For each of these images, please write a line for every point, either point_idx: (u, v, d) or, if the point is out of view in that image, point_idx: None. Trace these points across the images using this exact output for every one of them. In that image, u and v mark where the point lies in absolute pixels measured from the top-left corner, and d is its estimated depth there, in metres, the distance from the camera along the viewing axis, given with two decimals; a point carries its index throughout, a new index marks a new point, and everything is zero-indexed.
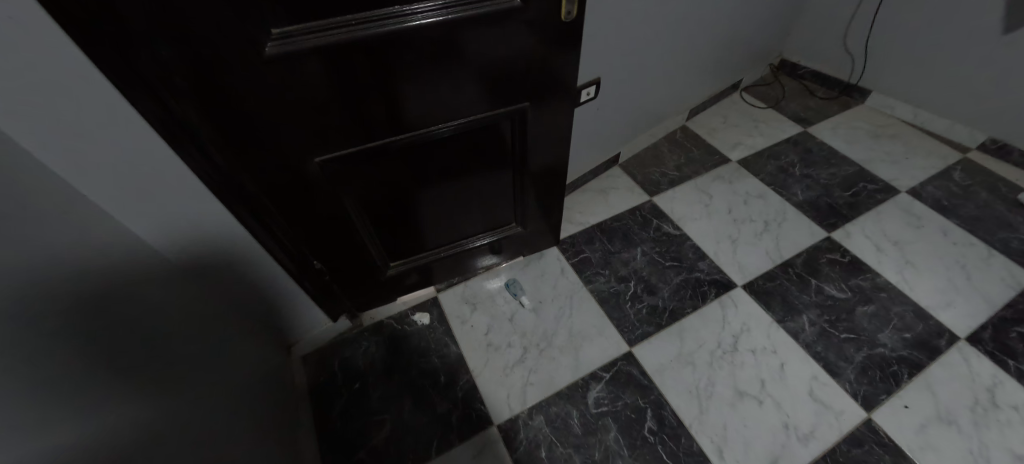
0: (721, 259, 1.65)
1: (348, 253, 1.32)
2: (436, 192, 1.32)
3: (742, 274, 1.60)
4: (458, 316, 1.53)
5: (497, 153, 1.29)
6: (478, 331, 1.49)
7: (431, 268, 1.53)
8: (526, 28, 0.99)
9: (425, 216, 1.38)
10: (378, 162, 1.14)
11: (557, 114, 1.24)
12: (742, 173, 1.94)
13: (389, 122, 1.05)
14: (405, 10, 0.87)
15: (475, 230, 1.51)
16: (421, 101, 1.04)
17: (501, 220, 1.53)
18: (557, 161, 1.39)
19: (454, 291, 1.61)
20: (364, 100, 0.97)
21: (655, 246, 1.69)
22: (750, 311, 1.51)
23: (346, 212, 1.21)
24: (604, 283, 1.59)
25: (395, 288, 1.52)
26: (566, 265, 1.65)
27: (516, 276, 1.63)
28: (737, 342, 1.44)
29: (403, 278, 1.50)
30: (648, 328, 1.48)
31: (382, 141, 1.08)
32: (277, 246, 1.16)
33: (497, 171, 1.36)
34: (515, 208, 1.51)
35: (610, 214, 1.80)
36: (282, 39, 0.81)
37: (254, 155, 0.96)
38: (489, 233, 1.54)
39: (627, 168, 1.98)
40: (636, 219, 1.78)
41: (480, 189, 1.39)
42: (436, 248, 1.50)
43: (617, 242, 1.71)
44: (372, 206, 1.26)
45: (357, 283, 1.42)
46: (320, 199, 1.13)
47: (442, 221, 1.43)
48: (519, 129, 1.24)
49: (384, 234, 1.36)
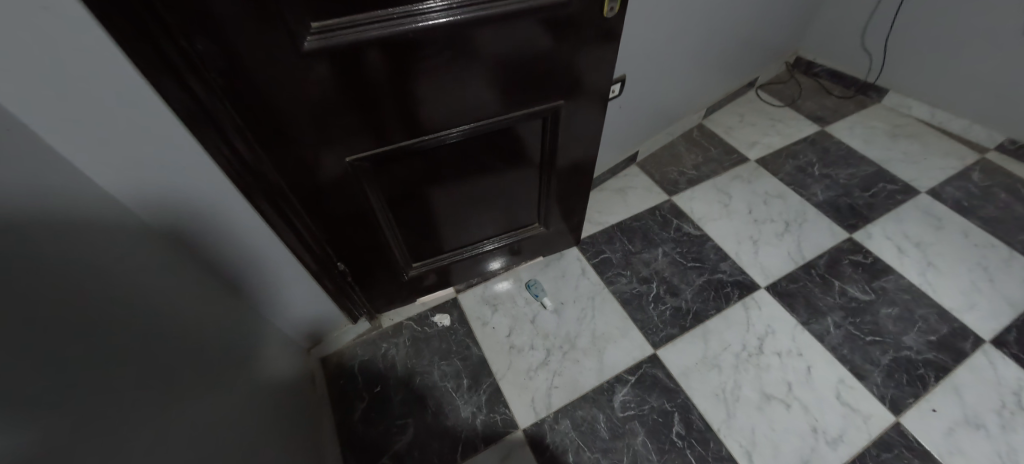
0: (743, 259, 1.64)
1: (369, 255, 1.29)
2: (460, 191, 1.29)
3: (765, 275, 1.59)
4: (478, 317, 1.51)
5: (525, 153, 1.27)
6: (500, 333, 1.47)
7: (451, 268, 1.51)
8: (567, 24, 0.97)
9: (449, 216, 1.35)
10: (406, 162, 1.12)
11: (586, 112, 1.22)
12: (761, 173, 1.92)
13: (420, 120, 1.02)
14: (443, 5, 0.84)
15: (497, 231, 1.49)
16: (453, 99, 1.01)
17: (524, 220, 1.50)
18: (582, 161, 1.37)
19: (474, 292, 1.58)
20: (397, 98, 0.94)
21: (676, 247, 1.67)
22: (774, 312, 1.50)
23: (371, 213, 1.18)
24: (626, 284, 1.57)
25: (414, 289, 1.49)
26: (586, 265, 1.62)
27: (536, 277, 1.60)
28: (762, 344, 1.43)
29: (422, 279, 1.48)
30: (671, 330, 1.47)
31: (412, 140, 1.05)
32: (301, 248, 1.13)
33: (522, 171, 1.33)
34: (538, 209, 1.49)
35: (629, 214, 1.78)
36: (323, 34, 0.78)
37: (283, 154, 0.93)
38: (510, 233, 1.52)
39: (644, 166, 1.96)
40: (657, 219, 1.75)
41: (505, 189, 1.37)
42: (457, 248, 1.47)
43: (637, 241, 1.68)
44: (397, 206, 1.23)
45: (379, 283, 1.39)
46: (347, 199, 1.10)
47: (465, 221, 1.40)
48: (548, 128, 1.21)
49: (406, 234, 1.33)
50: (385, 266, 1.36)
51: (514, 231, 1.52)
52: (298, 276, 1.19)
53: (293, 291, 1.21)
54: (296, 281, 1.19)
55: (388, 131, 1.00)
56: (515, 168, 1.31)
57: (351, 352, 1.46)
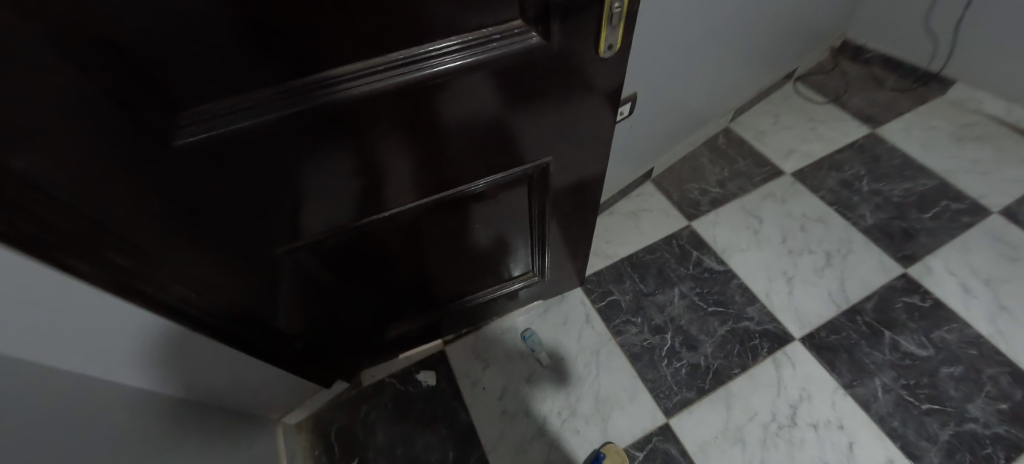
0: (775, 303, 1.41)
1: (336, 324, 1.11)
2: (440, 249, 1.08)
3: (800, 324, 1.37)
4: (467, 375, 1.34)
5: (509, 208, 1.04)
6: (491, 395, 1.31)
7: (438, 322, 1.32)
8: (570, 76, 0.72)
9: (423, 277, 1.15)
10: (367, 235, 0.89)
11: (592, 163, 0.97)
12: (798, 189, 1.65)
13: (378, 193, 0.78)
14: (390, 63, 0.57)
15: (488, 279, 1.29)
16: (420, 166, 0.76)
17: (516, 270, 1.30)
18: (582, 211, 1.15)
19: (464, 344, 1.40)
20: (343, 176, 0.70)
21: (696, 286, 1.45)
22: (811, 373, 1.29)
23: (329, 287, 0.98)
24: (636, 335, 1.37)
25: (395, 345, 1.31)
26: (591, 311, 1.43)
27: (534, 326, 1.41)
28: (795, 413, 1.23)
29: (404, 336, 1.30)
30: (688, 393, 1.27)
31: (370, 213, 0.82)
32: (249, 339, 0.92)
33: (514, 221, 1.10)
34: (532, 259, 1.28)
35: (642, 244, 1.55)
36: (199, 117, 0.52)
37: (185, 259, 0.68)
38: (502, 281, 1.32)
39: (661, 184, 1.71)
40: (674, 252, 1.53)
41: (489, 244, 1.15)
42: (443, 302, 1.28)
43: (651, 280, 1.47)
44: (357, 279, 1.02)
45: (351, 350, 1.22)
46: (296, 281, 0.90)
47: (450, 276, 1.20)
48: (545, 180, 0.97)
49: (380, 299, 1.13)
50: (357, 331, 1.17)
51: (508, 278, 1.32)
52: (248, 362, 0.99)
53: (246, 375, 1.01)
54: (248, 365, 1.00)
55: (336, 209, 0.77)
56: (503, 220, 1.08)
57: (325, 415, 1.32)
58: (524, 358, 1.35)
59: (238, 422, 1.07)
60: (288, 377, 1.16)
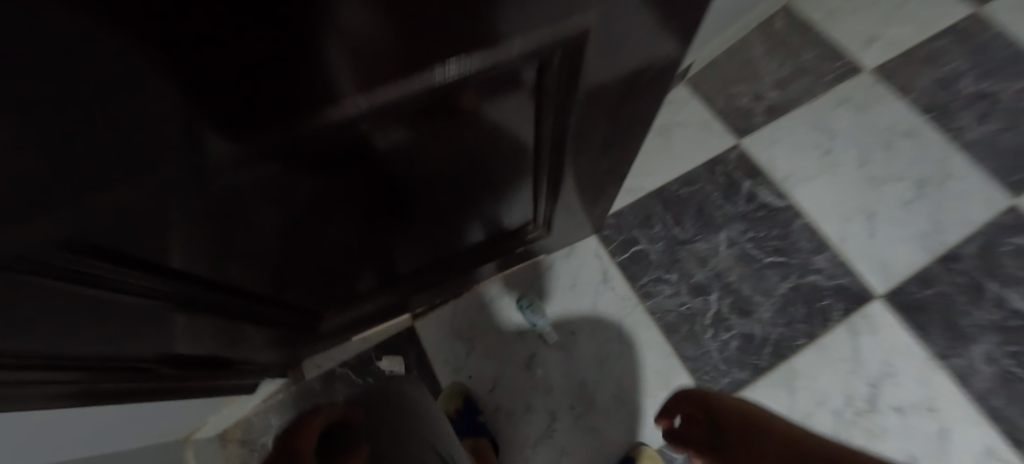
0: (850, 250, 1.06)
1: (246, 329, 0.74)
2: (388, 212, 0.66)
3: (884, 277, 1.04)
4: (446, 361, 1.01)
5: (506, 141, 0.60)
6: (479, 386, 0.99)
7: (399, 295, 0.95)
8: None
9: (372, 246, 0.75)
10: (247, 220, 0.48)
11: (652, 59, 0.52)
12: (881, 92, 1.23)
13: (229, 155, 0.33)
14: None
15: (467, 240, 0.88)
16: (310, 73, 0.30)
17: (511, 224, 0.89)
18: (615, 139, 0.72)
19: (440, 317, 1.04)
20: (92, 127, 0.25)
21: (748, 229, 1.08)
22: (896, 342, 0.99)
23: (211, 299, 0.59)
24: (671, 298, 1.03)
25: (344, 327, 0.95)
26: (611, 268, 1.06)
27: (535, 291, 1.05)
28: (875, 395, 0.95)
29: (354, 316, 0.94)
30: (739, 374, 0.97)
31: (225, 188, 0.39)
32: (80, 399, 0.56)
33: (513, 162, 0.67)
34: (534, 208, 0.87)
35: (676, 174, 1.15)
36: None
37: None
38: (486, 242, 0.91)
39: (699, 90, 1.25)
40: (719, 182, 1.13)
41: (474, 196, 0.73)
42: (402, 274, 0.89)
43: (689, 223, 1.09)
44: (257, 271, 0.61)
45: (277, 344, 0.87)
46: (136, 314, 0.51)
47: (409, 242, 0.79)
48: (567, 95, 0.52)
49: (303, 285, 0.74)
50: (280, 327, 0.81)
51: (495, 239, 0.91)
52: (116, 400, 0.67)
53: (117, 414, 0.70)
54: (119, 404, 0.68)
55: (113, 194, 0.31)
56: (498, 161, 0.65)
57: (264, 420, 1.00)
58: (521, 337, 1.01)
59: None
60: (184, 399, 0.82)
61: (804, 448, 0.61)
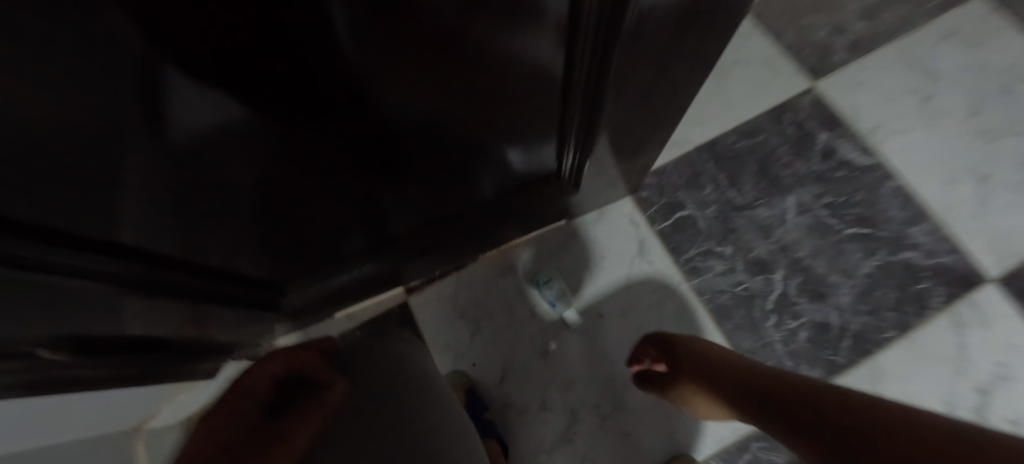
0: (954, 221, 0.84)
1: (202, 311, 0.62)
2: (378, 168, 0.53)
3: (998, 256, 0.81)
4: (446, 346, 0.84)
5: (526, 62, 0.39)
6: (485, 376, 0.82)
7: (387, 262, 0.78)
8: None
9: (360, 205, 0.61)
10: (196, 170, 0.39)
11: None
12: (997, 18, 0.96)
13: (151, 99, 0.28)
14: None
15: (471, 198, 0.69)
16: None
17: (526, 178, 0.69)
18: (687, 64, 0.48)
19: (439, 292, 0.87)
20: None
21: (823, 193, 0.86)
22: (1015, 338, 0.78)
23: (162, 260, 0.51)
24: (725, 277, 0.82)
25: (316, 294, 0.79)
26: (649, 238, 0.86)
27: (554, 263, 0.86)
28: (985, 404, 0.75)
29: (326, 282, 0.77)
30: (809, 373, 0.78)
31: (165, 144, 0.33)
32: None
33: (535, 100, 0.48)
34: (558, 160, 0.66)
35: (733, 122, 0.92)
36: None
37: None
38: (494, 200, 0.73)
39: (764, 20, 0.99)
40: (787, 134, 0.90)
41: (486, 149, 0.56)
42: (387, 234, 0.72)
43: (748, 184, 0.87)
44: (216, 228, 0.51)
45: (250, 319, 0.74)
46: (55, 305, 0.41)
47: (397, 198, 0.63)
48: (607, 29, 0.34)
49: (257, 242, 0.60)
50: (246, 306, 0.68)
51: (504, 196, 0.72)
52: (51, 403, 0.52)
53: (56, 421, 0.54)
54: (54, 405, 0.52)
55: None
56: (516, 92, 0.44)
57: None
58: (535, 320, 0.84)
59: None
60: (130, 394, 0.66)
61: (788, 390, 0.52)
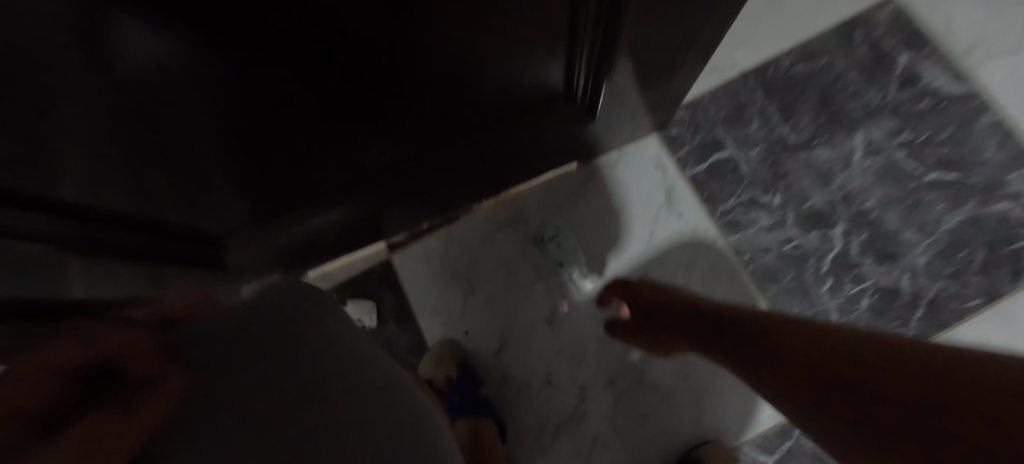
0: None
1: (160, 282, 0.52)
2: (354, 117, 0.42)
3: None
4: (435, 311, 0.72)
5: None
6: (480, 346, 0.70)
7: (354, 217, 0.64)
8: None
9: (336, 158, 0.50)
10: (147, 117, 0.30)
11: None
12: None
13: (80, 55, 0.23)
14: None
15: (457, 133, 0.54)
16: None
17: (526, 103, 0.53)
18: None
19: (427, 248, 0.74)
20: None
21: (899, 129, 0.69)
22: None
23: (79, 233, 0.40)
24: (772, 231, 0.67)
25: (267, 260, 0.64)
26: (678, 184, 0.71)
27: (562, 215, 0.72)
28: None
29: (277, 245, 0.62)
30: None
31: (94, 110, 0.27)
32: None
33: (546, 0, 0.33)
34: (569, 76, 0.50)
35: (790, 40, 0.73)
36: None
37: None
38: (483, 138, 0.57)
39: None
40: (859, 55, 0.72)
41: (490, 79, 0.44)
42: (352, 184, 0.57)
43: (805, 119, 0.71)
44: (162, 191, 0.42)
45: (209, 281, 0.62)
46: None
47: (380, 148, 0.51)
48: None
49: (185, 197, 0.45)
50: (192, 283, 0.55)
51: (495, 132, 0.56)
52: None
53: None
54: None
55: None
56: None
57: None
58: (539, 282, 0.71)
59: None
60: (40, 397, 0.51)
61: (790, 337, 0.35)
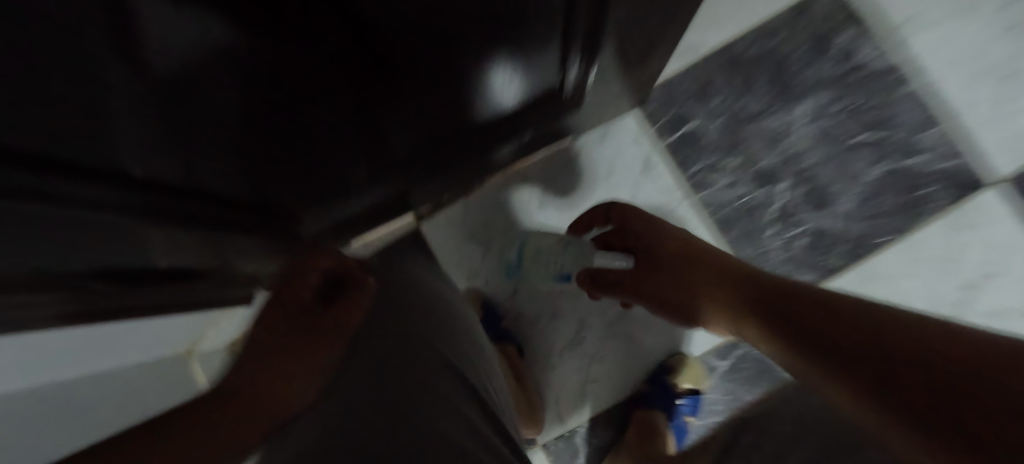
0: (971, 122, 0.81)
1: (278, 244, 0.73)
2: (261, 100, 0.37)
3: (1011, 157, 0.80)
4: (459, 265, 0.89)
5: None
6: (497, 291, 0.88)
7: (390, 194, 0.78)
8: None
9: (384, 158, 0.66)
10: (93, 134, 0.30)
11: None
12: None
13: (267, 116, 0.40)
14: None
15: (468, 123, 0.66)
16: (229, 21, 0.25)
17: (525, 104, 0.67)
18: None
19: (451, 216, 0.89)
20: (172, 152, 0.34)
21: (838, 98, 0.84)
22: (1009, 236, 0.80)
23: (108, 203, 0.38)
24: (730, 189, 0.84)
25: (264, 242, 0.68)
26: (655, 153, 0.86)
27: (560, 184, 0.87)
28: (971, 300, 0.80)
29: (326, 219, 0.76)
30: (805, 276, 0.82)
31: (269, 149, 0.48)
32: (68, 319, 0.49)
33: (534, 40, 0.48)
34: (561, 86, 0.65)
35: (749, 24, 0.85)
36: None
37: None
38: (482, 80, 0.54)
39: None
40: (806, 37, 0.84)
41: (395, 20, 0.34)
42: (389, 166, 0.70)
43: (761, 91, 0.85)
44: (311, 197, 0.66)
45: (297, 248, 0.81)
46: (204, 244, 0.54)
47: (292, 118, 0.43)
48: None
49: (268, 164, 0.51)
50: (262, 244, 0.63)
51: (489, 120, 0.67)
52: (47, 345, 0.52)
53: None
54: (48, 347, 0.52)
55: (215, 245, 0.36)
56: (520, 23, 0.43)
57: None
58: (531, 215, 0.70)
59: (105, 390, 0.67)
60: (181, 311, 0.72)
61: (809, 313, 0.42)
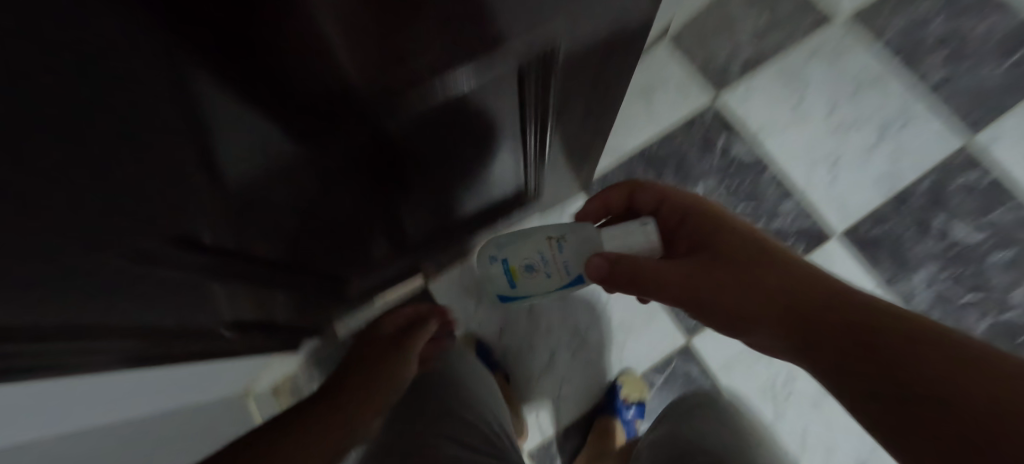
0: (813, 194, 1.17)
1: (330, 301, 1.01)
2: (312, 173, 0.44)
3: (841, 218, 1.16)
4: (457, 313, 1.17)
5: (494, 147, 0.70)
6: (487, 333, 1.15)
7: (407, 262, 1.08)
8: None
9: (407, 238, 0.96)
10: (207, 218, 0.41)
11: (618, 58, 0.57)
12: (851, 40, 1.23)
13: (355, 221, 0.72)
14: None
15: (462, 211, 0.97)
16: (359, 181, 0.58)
17: (501, 197, 0.99)
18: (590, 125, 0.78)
19: (449, 276, 1.18)
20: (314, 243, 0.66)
21: (723, 181, 1.19)
22: (848, 271, 1.13)
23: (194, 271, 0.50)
24: None
25: (304, 300, 0.89)
26: None
27: None
28: None
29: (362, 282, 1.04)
30: None
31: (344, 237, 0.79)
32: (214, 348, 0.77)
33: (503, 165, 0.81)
34: (525, 185, 0.98)
35: (656, 133, 1.21)
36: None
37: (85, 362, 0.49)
38: (473, 187, 0.86)
39: (682, 40, 1.25)
40: (695, 140, 1.21)
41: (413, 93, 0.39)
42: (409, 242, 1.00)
43: (668, 178, 1.20)
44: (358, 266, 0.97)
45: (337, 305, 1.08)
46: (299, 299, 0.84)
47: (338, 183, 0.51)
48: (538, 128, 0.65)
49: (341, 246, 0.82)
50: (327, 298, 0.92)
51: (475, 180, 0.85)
52: (165, 376, 0.72)
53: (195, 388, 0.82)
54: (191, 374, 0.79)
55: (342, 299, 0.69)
56: (493, 159, 0.76)
57: (307, 373, 1.19)
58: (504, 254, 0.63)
59: (205, 415, 0.92)
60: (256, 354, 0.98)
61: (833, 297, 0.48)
